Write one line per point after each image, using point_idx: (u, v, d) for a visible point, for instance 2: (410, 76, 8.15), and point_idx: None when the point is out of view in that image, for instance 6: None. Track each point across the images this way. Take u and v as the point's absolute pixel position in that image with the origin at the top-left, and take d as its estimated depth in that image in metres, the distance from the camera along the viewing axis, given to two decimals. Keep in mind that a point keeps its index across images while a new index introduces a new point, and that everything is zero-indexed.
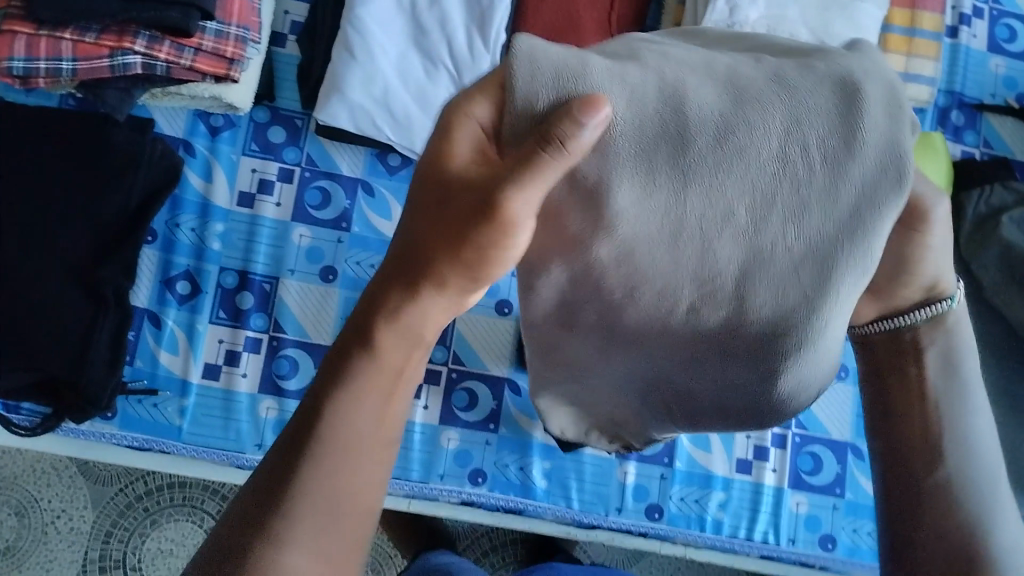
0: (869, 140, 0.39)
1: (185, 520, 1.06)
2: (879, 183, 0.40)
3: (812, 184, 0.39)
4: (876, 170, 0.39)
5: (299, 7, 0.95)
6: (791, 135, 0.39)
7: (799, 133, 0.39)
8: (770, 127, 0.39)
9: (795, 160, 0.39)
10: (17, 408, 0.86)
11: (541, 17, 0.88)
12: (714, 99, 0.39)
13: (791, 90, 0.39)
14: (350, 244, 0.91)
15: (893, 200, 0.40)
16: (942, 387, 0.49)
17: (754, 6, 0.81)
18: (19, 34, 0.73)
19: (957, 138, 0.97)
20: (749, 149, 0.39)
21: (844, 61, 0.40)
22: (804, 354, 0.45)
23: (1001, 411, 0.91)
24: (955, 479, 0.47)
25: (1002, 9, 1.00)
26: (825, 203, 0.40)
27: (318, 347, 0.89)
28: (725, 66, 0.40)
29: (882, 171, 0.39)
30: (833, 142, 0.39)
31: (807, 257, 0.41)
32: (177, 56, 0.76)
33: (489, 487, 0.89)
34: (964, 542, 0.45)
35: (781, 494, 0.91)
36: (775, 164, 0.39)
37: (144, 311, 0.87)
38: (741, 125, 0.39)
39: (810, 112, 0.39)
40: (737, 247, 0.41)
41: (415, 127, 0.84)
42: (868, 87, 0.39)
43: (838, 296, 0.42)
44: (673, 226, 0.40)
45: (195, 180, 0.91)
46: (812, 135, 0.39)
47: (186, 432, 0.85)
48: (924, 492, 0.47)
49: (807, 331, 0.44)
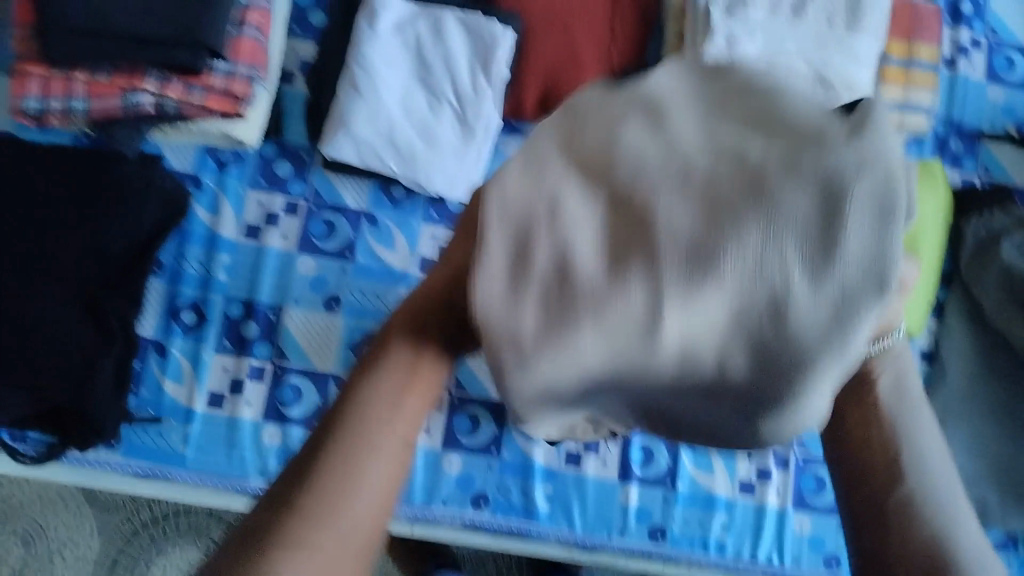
0: (847, 256, 0.35)
1: (191, 545, 1.06)
2: (856, 294, 0.35)
3: (796, 302, 0.35)
4: (857, 280, 0.35)
5: (307, 45, 0.96)
6: (768, 251, 0.35)
7: (780, 246, 0.35)
8: (750, 239, 0.35)
9: (773, 271, 0.35)
10: (23, 437, 0.87)
11: (543, 54, 0.89)
12: (692, 224, 0.35)
13: (775, 199, 0.35)
14: (354, 274, 0.92)
15: (871, 306, 0.36)
16: (894, 408, 0.48)
17: (752, 41, 0.83)
18: (33, 75, 0.75)
19: (956, 166, 0.99)
20: (726, 258, 0.35)
21: (836, 163, 0.35)
22: (783, 419, 0.38)
23: (1002, 436, 0.92)
24: (916, 493, 0.46)
25: (1000, 40, 1.01)
26: (808, 314, 0.35)
27: (322, 375, 0.90)
28: (703, 173, 0.36)
29: (872, 280, 0.35)
30: (811, 253, 0.35)
31: (775, 343, 0.36)
32: (187, 95, 0.77)
33: (491, 510, 0.90)
34: (930, 549, 0.44)
35: (783, 516, 0.92)
36: (752, 280, 0.35)
37: (151, 340, 0.89)
38: (723, 238, 0.35)
39: (793, 217, 0.35)
40: (705, 334, 0.36)
41: (419, 159, 0.85)
42: (858, 191, 0.35)
43: (815, 384, 0.37)
44: (636, 329, 0.36)
45: (202, 213, 0.92)
46: (790, 245, 0.35)
47: (190, 460, 0.86)
48: (886, 509, 0.46)
49: (782, 408, 0.38)
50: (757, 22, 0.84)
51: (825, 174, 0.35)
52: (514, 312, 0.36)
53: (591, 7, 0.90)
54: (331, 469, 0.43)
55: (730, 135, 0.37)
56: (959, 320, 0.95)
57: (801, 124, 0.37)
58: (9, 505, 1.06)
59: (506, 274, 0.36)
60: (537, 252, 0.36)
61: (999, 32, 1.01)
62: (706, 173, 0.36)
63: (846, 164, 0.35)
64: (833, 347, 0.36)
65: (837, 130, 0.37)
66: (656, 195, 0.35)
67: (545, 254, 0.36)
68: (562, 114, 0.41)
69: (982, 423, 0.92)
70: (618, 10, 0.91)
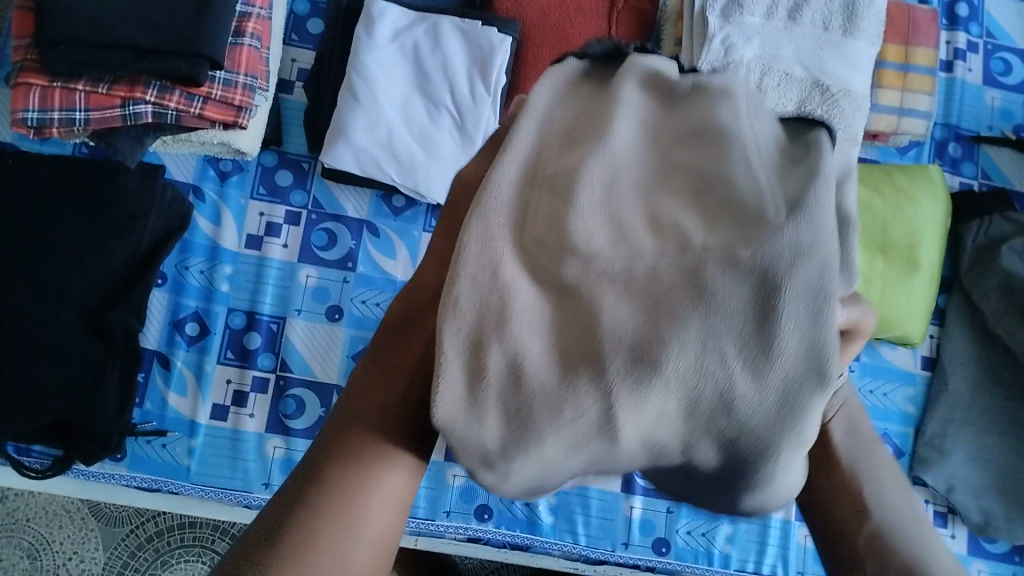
0: (783, 352, 0.30)
1: (195, 560, 1.06)
2: (800, 383, 0.30)
3: (740, 400, 0.31)
4: (801, 373, 0.30)
5: (305, 55, 0.97)
6: (705, 357, 0.30)
7: (717, 351, 0.30)
8: (684, 342, 0.30)
9: (712, 373, 0.30)
10: (28, 450, 0.87)
11: (541, 62, 0.90)
12: (634, 322, 0.30)
13: (706, 300, 0.30)
14: (356, 283, 0.92)
15: (814, 401, 0.31)
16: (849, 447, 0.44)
17: (748, 46, 0.84)
18: (34, 86, 0.76)
19: (955, 171, 0.99)
20: (663, 370, 0.30)
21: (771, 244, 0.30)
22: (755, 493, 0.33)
23: (1009, 442, 0.91)
24: (886, 531, 0.42)
25: (996, 42, 1.01)
26: (757, 409, 0.31)
27: (324, 385, 0.90)
28: (647, 265, 0.31)
29: (810, 374, 0.30)
30: (749, 352, 0.30)
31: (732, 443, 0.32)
32: (187, 104, 0.78)
33: (495, 523, 0.88)
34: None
35: (789, 527, 0.91)
36: (693, 381, 0.30)
37: (154, 353, 0.89)
38: (656, 342, 0.30)
39: (724, 320, 0.30)
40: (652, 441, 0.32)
41: (417, 167, 0.85)
42: (799, 277, 0.29)
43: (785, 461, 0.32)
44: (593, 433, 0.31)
45: (204, 225, 0.93)
46: (728, 346, 0.30)
47: (194, 472, 0.86)
48: (857, 554, 0.42)
49: (756, 486, 0.33)
50: (753, 27, 0.84)
51: (761, 259, 0.29)
52: (473, 425, 0.32)
53: (588, 19, 0.90)
54: (339, 494, 0.38)
55: (671, 207, 0.31)
56: (960, 327, 0.95)
57: (746, 190, 0.31)
58: (13, 520, 1.06)
59: (462, 384, 0.32)
60: (487, 358, 0.31)
61: (994, 35, 1.02)
62: (650, 266, 0.30)
63: (785, 246, 0.30)
64: (794, 437, 0.31)
65: (777, 204, 0.31)
66: (595, 288, 0.31)
67: (497, 360, 0.31)
68: (524, 176, 0.34)
69: (987, 429, 0.92)
70: (614, 19, 0.91)
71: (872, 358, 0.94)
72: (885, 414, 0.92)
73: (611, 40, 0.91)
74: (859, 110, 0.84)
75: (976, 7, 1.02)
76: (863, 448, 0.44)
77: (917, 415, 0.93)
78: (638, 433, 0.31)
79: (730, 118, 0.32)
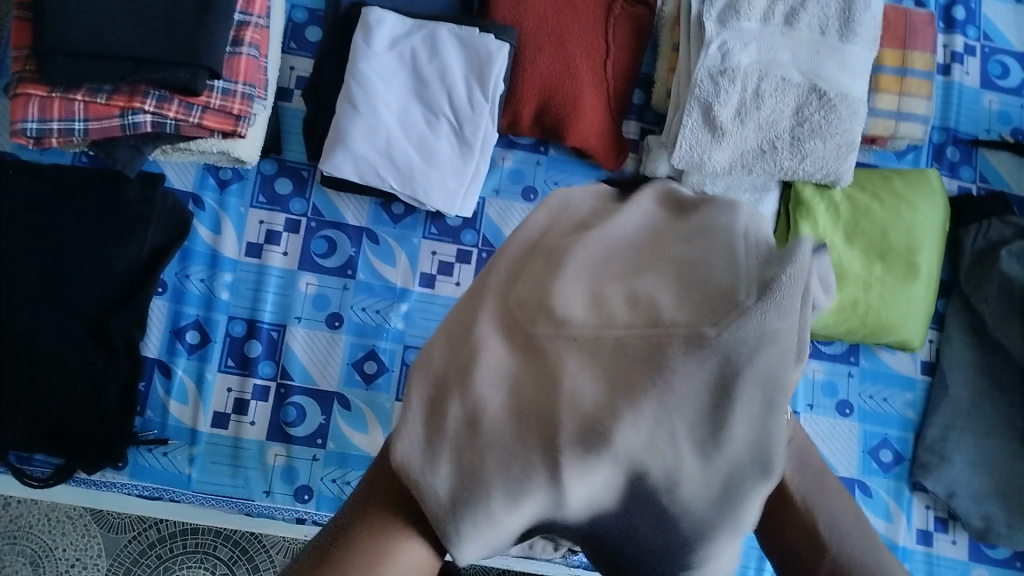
0: (732, 438, 0.39)
1: (197, 566, 1.06)
2: (746, 472, 0.40)
3: (686, 476, 0.40)
4: (744, 462, 0.40)
5: (304, 63, 0.97)
6: (660, 429, 0.39)
7: (669, 430, 0.39)
8: (638, 420, 0.38)
9: (662, 449, 0.39)
10: (30, 459, 0.87)
11: (538, 67, 0.90)
12: (594, 394, 0.39)
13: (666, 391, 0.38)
14: (356, 291, 0.93)
15: (759, 485, 0.41)
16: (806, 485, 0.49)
17: (745, 51, 0.84)
18: (34, 97, 0.76)
19: (953, 175, 0.99)
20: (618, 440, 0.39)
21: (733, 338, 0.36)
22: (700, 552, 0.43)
23: (1010, 447, 0.91)
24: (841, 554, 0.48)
25: (993, 45, 1.01)
26: (700, 486, 0.41)
27: (324, 393, 0.90)
28: (614, 340, 0.38)
29: (755, 465, 0.40)
30: (701, 436, 0.39)
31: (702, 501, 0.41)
32: (186, 114, 0.78)
33: None
34: None
35: None
36: (643, 453, 0.40)
37: (155, 361, 0.89)
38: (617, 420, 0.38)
39: (681, 405, 0.38)
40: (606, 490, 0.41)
41: (416, 175, 0.86)
42: (758, 365, 0.37)
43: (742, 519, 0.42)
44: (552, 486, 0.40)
45: (204, 233, 0.93)
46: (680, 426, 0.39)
47: (196, 480, 0.86)
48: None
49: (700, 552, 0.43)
50: (750, 33, 0.85)
51: (724, 337, 0.36)
52: (433, 469, 0.43)
53: (583, 23, 0.90)
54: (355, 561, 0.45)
55: (649, 285, 0.38)
56: (959, 332, 0.95)
57: (715, 274, 0.37)
58: (15, 527, 1.06)
59: (422, 434, 0.43)
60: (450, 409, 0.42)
61: (992, 37, 1.02)
62: (619, 336, 0.37)
63: (752, 334, 0.36)
64: (734, 512, 0.42)
65: (751, 288, 0.36)
66: (560, 350, 0.39)
67: (456, 411, 0.41)
68: (525, 252, 0.43)
69: (988, 432, 0.92)
70: (611, 26, 0.91)
71: (872, 363, 0.94)
72: (884, 419, 0.92)
73: (608, 46, 0.91)
74: (857, 114, 0.85)
75: (973, 10, 1.02)
76: (819, 481, 0.50)
77: (918, 420, 0.93)
78: (584, 493, 0.41)
79: (724, 217, 0.39)
